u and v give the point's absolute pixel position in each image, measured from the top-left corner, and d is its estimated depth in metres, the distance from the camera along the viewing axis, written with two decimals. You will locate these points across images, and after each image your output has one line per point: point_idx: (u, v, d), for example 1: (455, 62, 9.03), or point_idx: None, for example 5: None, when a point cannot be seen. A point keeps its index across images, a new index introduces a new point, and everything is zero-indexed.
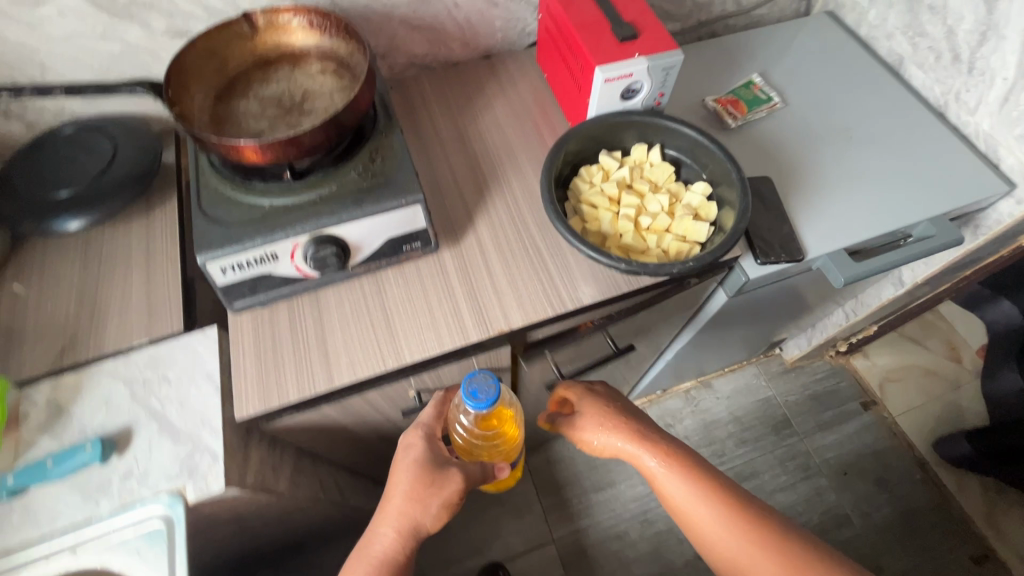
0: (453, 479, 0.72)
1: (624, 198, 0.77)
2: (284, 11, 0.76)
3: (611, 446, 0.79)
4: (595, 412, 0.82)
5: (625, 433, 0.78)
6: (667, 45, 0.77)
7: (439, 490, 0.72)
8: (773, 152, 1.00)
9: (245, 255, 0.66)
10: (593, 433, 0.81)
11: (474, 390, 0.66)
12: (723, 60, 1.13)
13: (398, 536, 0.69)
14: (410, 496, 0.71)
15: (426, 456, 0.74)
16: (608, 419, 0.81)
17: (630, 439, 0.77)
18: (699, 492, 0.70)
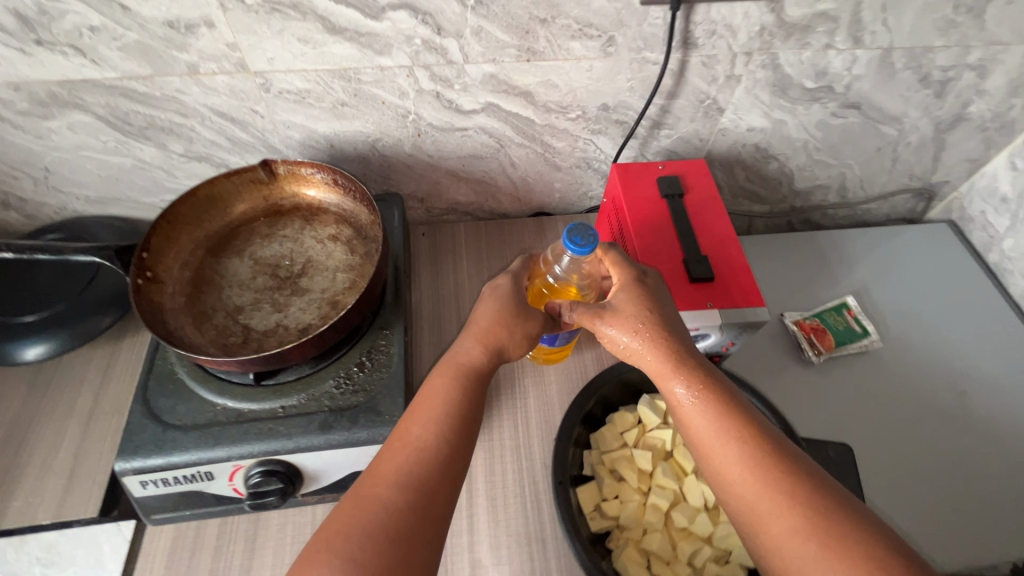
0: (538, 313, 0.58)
1: (658, 477, 0.60)
2: (308, 164, 0.66)
3: (651, 343, 0.52)
4: (637, 314, 0.53)
5: (673, 335, 0.53)
6: (751, 298, 0.61)
7: (534, 327, 0.57)
8: (861, 405, 0.80)
9: (173, 472, 0.54)
10: (634, 336, 0.53)
11: (576, 236, 0.54)
12: (816, 260, 0.95)
13: (479, 360, 0.54)
14: (495, 328, 0.56)
15: (516, 291, 0.59)
16: (653, 326, 0.53)
17: (672, 342, 0.52)
18: (745, 431, 0.47)
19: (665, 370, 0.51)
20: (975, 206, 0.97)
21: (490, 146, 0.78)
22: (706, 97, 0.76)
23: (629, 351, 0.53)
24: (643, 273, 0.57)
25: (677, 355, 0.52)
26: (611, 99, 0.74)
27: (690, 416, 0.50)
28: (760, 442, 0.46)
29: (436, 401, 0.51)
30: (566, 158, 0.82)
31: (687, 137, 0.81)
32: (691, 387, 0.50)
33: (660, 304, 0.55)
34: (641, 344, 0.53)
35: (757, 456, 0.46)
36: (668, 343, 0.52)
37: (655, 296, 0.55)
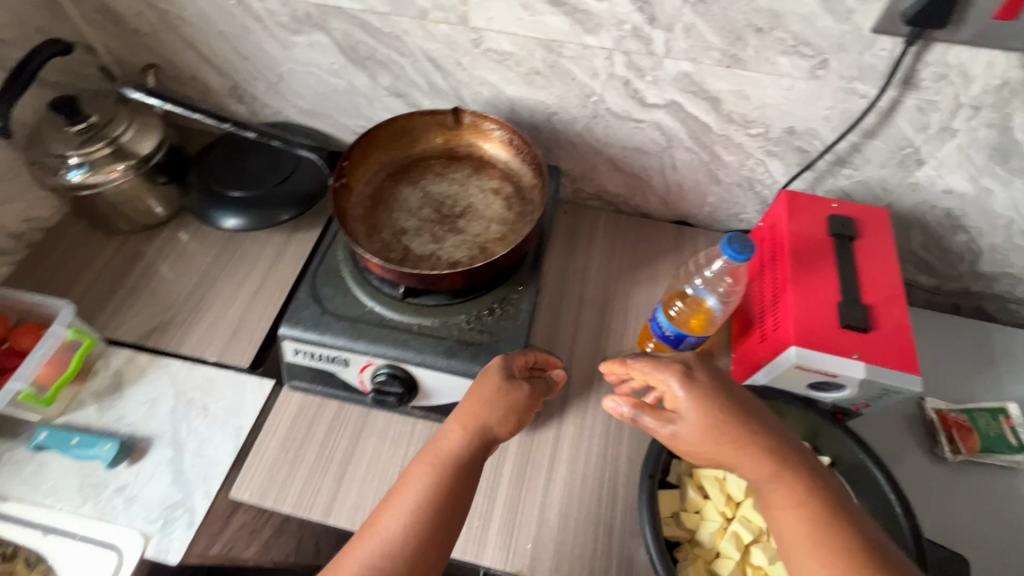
0: (515, 395, 0.56)
1: (747, 508, 0.58)
2: (492, 120, 0.71)
3: (714, 439, 0.51)
4: (696, 410, 0.52)
5: (738, 427, 0.51)
6: (904, 361, 0.57)
7: (513, 407, 0.56)
8: (995, 523, 0.70)
9: (321, 349, 0.63)
10: (693, 429, 0.52)
11: (735, 244, 0.54)
12: (979, 354, 0.84)
13: (457, 450, 0.53)
14: (480, 412, 0.55)
15: (503, 382, 0.56)
16: (715, 422, 0.51)
17: (738, 433, 0.50)
18: (828, 525, 0.45)
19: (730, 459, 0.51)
20: None
21: (658, 143, 0.79)
22: (909, 145, 0.70)
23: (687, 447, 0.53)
24: (706, 367, 0.54)
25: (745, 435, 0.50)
26: (801, 124, 0.71)
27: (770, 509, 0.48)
28: (843, 535, 0.44)
29: (409, 491, 0.50)
30: (730, 174, 0.80)
31: (870, 183, 0.76)
32: (766, 474, 0.49)
33: (728, 398, 0.52)
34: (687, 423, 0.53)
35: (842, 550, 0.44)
36: (738, 433, 0.50)
37: (723, 390, 0.52)
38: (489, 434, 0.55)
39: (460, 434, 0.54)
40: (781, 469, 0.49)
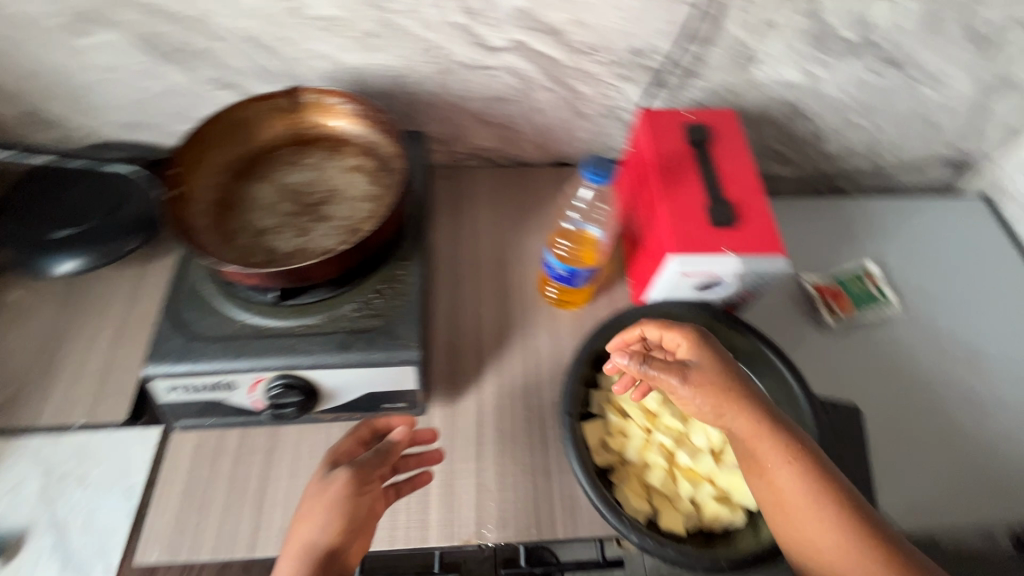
0: (337, 486, 0.50)
1: (665, 417, 0.61)
2: (334, 94, 0.66)
3: (730, 408, 0.51)
4: (713, 377, 0.52)
5: (755, 406, 0.51)
6: (772, 244, 0.60)
7: (337, 497, 0.50)
8: (880, 368, 0.79)
9: (198, 379, 0.57)
10: (712, 401, 0.52)
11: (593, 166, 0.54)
12: (839, 227, 0.94)
13: None
14: (306, 528, 0.48)
15: (324, 485, 0.51)
16: (733, 396, 0.51)
17: (752, 413, 0.51)
18: (831, 513, 0.48)
19: (743, 439, 0.51)
20: (1012, 180, 0.95)
21: (515, 87, 0.77)
22: (742, 46, 0.74)
23: (692, 409, 0.53)
24: (717, 339, 0.56)
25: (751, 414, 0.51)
26: (642, 42, 0.72)
27: (780, 496, 0.50)
28: (844, 519, 0.47)
29: None
30: (592, 107, 0.81)
31: (717, 90, 0.80)
32: (776, 465, 0.50)
33: (741, 373, 0.53)
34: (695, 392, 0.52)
35: (841, 533, 0.47)
36: (750, 415, 0.51)
37: (729, 361, 0.54)
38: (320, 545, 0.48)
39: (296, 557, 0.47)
40: (794, 463, 0.49)
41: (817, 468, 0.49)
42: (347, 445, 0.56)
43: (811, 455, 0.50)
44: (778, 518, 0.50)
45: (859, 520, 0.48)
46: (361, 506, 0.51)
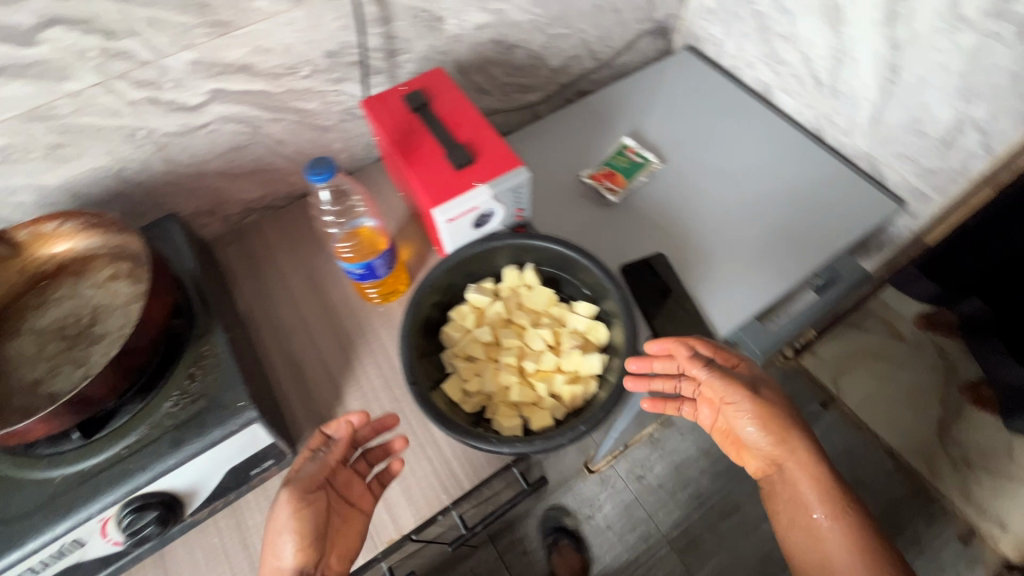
0: (281, 508, 0.56)
1: (503, 341, 0.67)
2: (47, 219, 0.62)
3: (775, 423, 0.73)
4: (772, 410, 0.73)
5: (799, 436, 0.73)
6: (510, 161, 0.69)
7: (285, 516, 0.56)
8: (665, 216, 0.93)
9: (36, 558, 0.53)
10: (762, 429, 0.73)
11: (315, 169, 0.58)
12: (593, 121, 1.06)
13: None
14: (271, 541, 0.56)
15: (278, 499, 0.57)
16: (784, 426, 0.73)
17: (782, 425, 0.73)
18: (837, 505, 0.69)
19: (778, 453, 0.73)
20: (699, 26, 1.15)
21: (245, 132, 0.78)
22: (421, 11, 0.80)
23: (747, 430, 0.74)
24: (773, 383, 0.77)
25: (779, 422, 0.73)
26: (332, 44, 0.76)
27: (803, 507, 0.70)
28: (843, 507, 0.68)
29: None
30: (329, 117, 0.85)
31: (427, 56, 0.87)
32: (800, 469, 0.71)
33: (792, 409, 0.75)
34: (745, 414, 0.72)
35: (840, 518, 0.68)
36: (790, 431, 0.73)
37: (788, 407, 0.75)
38: (289, 554, 0.55)
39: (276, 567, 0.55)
40: (815, 470, 0.71)
41: (823, 477, 0.70)
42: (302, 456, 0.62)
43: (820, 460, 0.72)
44: (793, 509, 0.71)
45: (872, 537, 0.66)
46: (310, 515, 0.57)
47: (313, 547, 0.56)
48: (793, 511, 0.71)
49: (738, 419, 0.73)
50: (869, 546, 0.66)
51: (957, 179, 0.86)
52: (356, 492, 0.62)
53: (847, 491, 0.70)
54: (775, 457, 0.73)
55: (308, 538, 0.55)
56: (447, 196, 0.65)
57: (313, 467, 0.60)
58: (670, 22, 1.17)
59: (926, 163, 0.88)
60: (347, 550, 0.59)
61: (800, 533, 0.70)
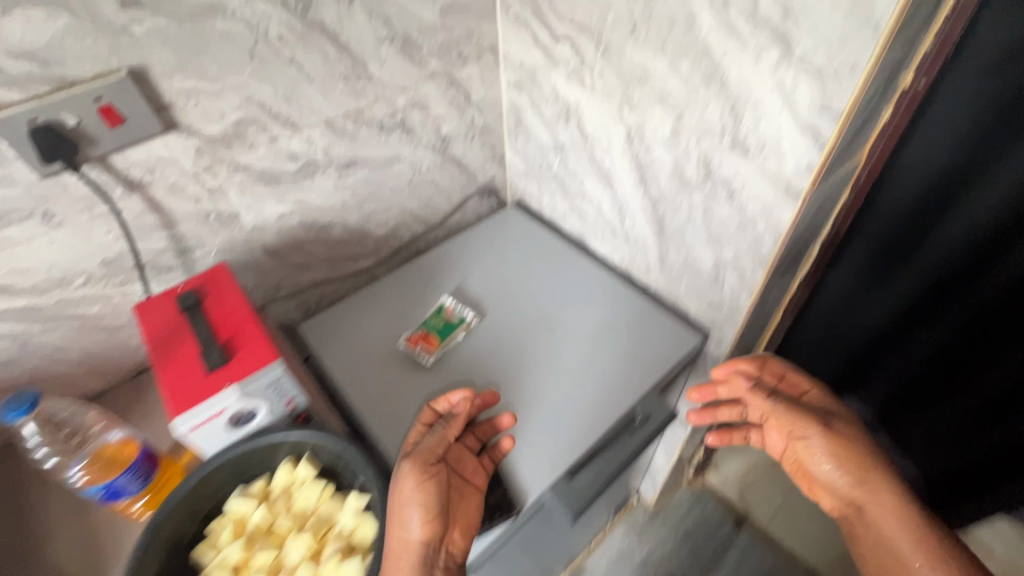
0: (404, 481, 0.68)
1: (255, 558, 0.65)
2: None
3: (839, 447, 0.86)
4: (846, 441, 0.86)
5: (879, 476, 0.81)
6: (268, 357, 0.68)
7: (404, 485, 0.67)
8: (481, 373, 0.93)
9: None
10: (836, 463, 0.85)
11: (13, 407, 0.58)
12: (419, 282, 1.10)
13: (412, 538, 0.65)
14: (398, 500, 0.67)
15: (425, 452, 0.71)
16: (860, 465, 0.83)
17: (867, 460, 0.83)
18: (929, 538, 0.74)
19: (861, 481, 0.82)
20: (522, 186, 1.27)
21: (11, 347, 0.76)
22: (208, 212, 0.84)
23: (824, 466, 0.86)
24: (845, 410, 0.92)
25: (864, 457, 0.84)
26: (108, 254, 0.78)
27: (897, 552, 0.75)
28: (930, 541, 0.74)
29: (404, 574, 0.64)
30: (119, 317, 0.84)
31: (227, 248, 0.90)
32: (890, 502, 0.79)
33: (861, 432, 0.87)
34: (820, 444, 0.86)
35: (936, 549, 0.73)
36: (855, 460, 0.84)
37: (861, 433, 0.87)
38: (409, 523, 0.65)
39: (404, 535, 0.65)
40: (894, 501, 0.79)
41: (913, 504, 0.78)
42: (413, 434, 0.76)
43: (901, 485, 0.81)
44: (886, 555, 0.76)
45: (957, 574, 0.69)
46: (439, 481, 0.69)
47: (438, 517, 0.66)
48: (885, 553, 0.76)
49: (813, 451, 0.87)
50: None
51: (736, 311, 0.92)
52: (471, 473, 0.78)
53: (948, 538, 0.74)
54: (867, 479, 0.82)
55: (432, 506, 0.66)
56: (186, 405, 0.63)
57: (433, 440, 0.73)
58: (499, 182, 1.29)
59: (709, 297, 0.95)
60: (466, 526, 0.73)
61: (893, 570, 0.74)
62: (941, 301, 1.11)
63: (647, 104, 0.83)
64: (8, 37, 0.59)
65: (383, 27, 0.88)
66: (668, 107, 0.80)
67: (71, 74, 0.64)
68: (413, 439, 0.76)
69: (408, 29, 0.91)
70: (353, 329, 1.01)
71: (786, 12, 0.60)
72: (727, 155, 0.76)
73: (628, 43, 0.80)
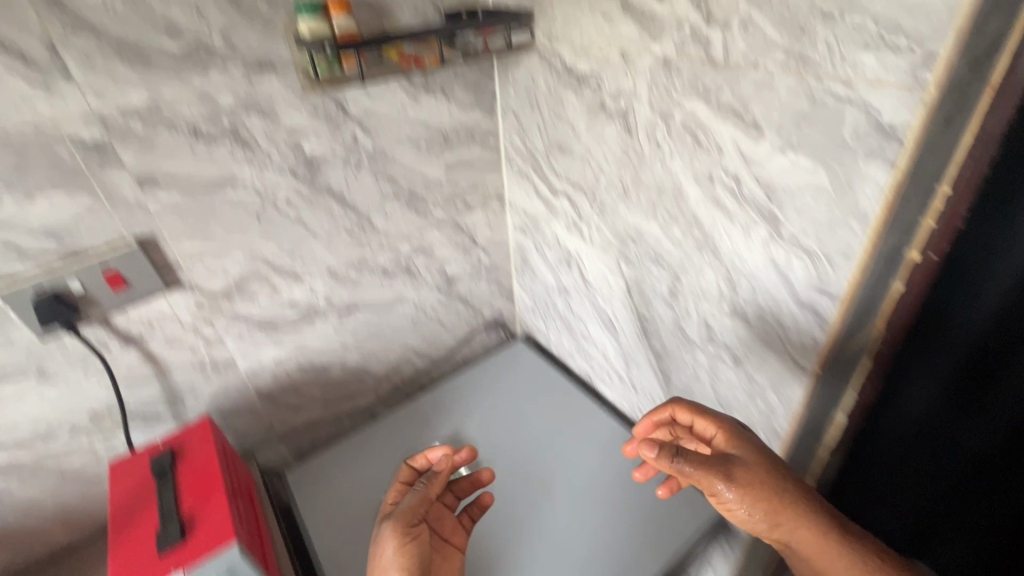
0: (385, 545, 0.63)
1: None
2: None
3: (768, 502, 0.62)
4: (760, 475, 0.62)
5: (800, 515, 0.63)
6: (227, 534, 0.64)
7: (386, 551, 0.63)
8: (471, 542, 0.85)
9: None
10: (752, 506, 0.62)
11: None
12: (416, 423, 1.06)
13: None
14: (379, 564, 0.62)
15: (407, 510, 0.67)
16: (774, 507, 0.62)
17: (796, 508, 0.63)
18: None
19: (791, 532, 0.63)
20: (529, 320, 1.25)
21: None
22: (203, 361, 0.85)
23: (739, 514, 0.64)
24: (747, 429, 0.68)
25: (789, 500, 0.62)
26: (96, 406, 0.78)
27: None
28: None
29: None
30: (100, 467, 0.82)
31: (219, 393, 0.89)
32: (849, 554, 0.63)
33: (762, 451, 0.65)
34: (734, 493, 0.61)
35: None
36: (779, 498, 0.62)
37: (760, 448, 0.65)
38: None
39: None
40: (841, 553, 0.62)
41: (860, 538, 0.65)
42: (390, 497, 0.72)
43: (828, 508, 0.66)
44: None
45: None
46: (420, 545, 0.65)
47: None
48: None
49: (739, 514, 0.63)
50: None
51: None
52: (451, 529, 0.75)
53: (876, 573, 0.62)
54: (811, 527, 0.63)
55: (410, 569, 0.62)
56: None
57: (413, 502, 0.68)
58: (508, 316, 1.27)
59: None
60: None
61: None
62: (960, 500, 0.68)
63: (643, 261, 0.81)
64: (29, 220, 0.64)
65: (389, 185, 0.93)
66: (664, 266, 0.78)
67: (82, 245, 0.69)
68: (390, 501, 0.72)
69: (413, 185, 0.96)
70: (332, 483, 0.97)
71: (770, 195, 0.59)
72: (727, 320, 0.72)
73: (620, 204, 0.81)
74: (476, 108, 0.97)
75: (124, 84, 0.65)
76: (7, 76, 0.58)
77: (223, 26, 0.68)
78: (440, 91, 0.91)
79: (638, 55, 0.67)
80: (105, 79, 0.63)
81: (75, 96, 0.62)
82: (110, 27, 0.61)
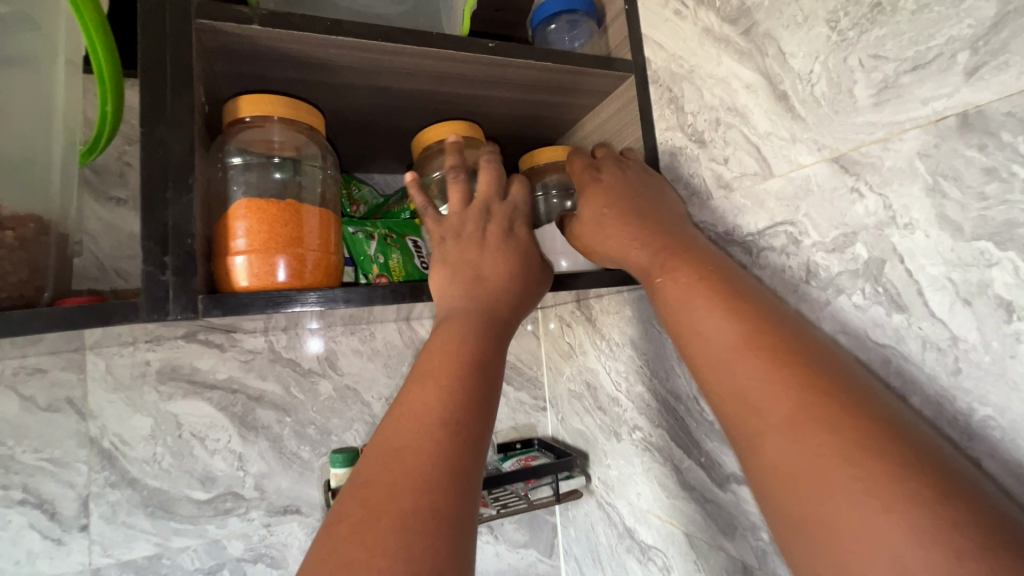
0: (495, 274, 0.44)
1: None
2: None
3: (616, 245, 0.44)
4: (595, 207, 0.47)
5: (640, 244, 0.42)
6: None
7: (538, 274, 0.47)
8: None
9: None
10: (596, 224, 0.46)
11: None
12: None
13: (501, 307, 0.43)
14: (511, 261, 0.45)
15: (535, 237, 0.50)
16: (619, 221, 0.44)
17: (640, 233, 0.43)
18: (855, 459, 0.27)
19: (648, 282, 0.41)
20: None
21: None
22: None
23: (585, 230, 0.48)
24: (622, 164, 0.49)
25: (632, 230, 0.43)
26: None
27: (703, 334, 0.35)
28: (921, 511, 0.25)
29: (458, 350, 0.38)
30: None
31: None
32: (734, 338, 0.34)
33: (626, 185, 0.47)
34: (591, 218, 0.47)
35: (899, 512, 0.25)
36: (617, 235, 0.44)
37: (639, 182, 0.48)
38: (516, 294, 0.44)
39: (465, 352, 0.38)
40: (772, 350, 0.32)
41: (786, 325, 0.34)
42: (459, 213, 0.46)
43: (733, 277, 0.38)
44: (767, 473, 0.30)
45: (810, 450, 0.28)
46: (528, 271, 0.46)
47: (500, 343, 0.41)
48: (681, 327, 0.37)
49: (590, 234, 0.47)
50: (795, 431, 0.29)
51: None
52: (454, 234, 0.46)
53: (818, 383, 0.30)
54: (652, 280, 0.40)
55: (494, 331, 0.41)
56: None
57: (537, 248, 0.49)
58: None
59: None
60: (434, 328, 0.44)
61: (701, 356, 0.35)
62: None
63: None
64: None
65: None
66: None
67: None
68: (445, 227, 0.45)
69: None
70: None
71: None
72: None
73: None
74: (531, 549, 0.78)
75: (136, 535, 0.62)
76: (26, 532, 0.58)
77: (259, 473, 0.67)
78: (488, 530, 0.75)
79: (709, 544, 0.50)
80: (119, 531, 0.61)
81: (80, 550, 0.60)
82: (148, 480, 0.63)
